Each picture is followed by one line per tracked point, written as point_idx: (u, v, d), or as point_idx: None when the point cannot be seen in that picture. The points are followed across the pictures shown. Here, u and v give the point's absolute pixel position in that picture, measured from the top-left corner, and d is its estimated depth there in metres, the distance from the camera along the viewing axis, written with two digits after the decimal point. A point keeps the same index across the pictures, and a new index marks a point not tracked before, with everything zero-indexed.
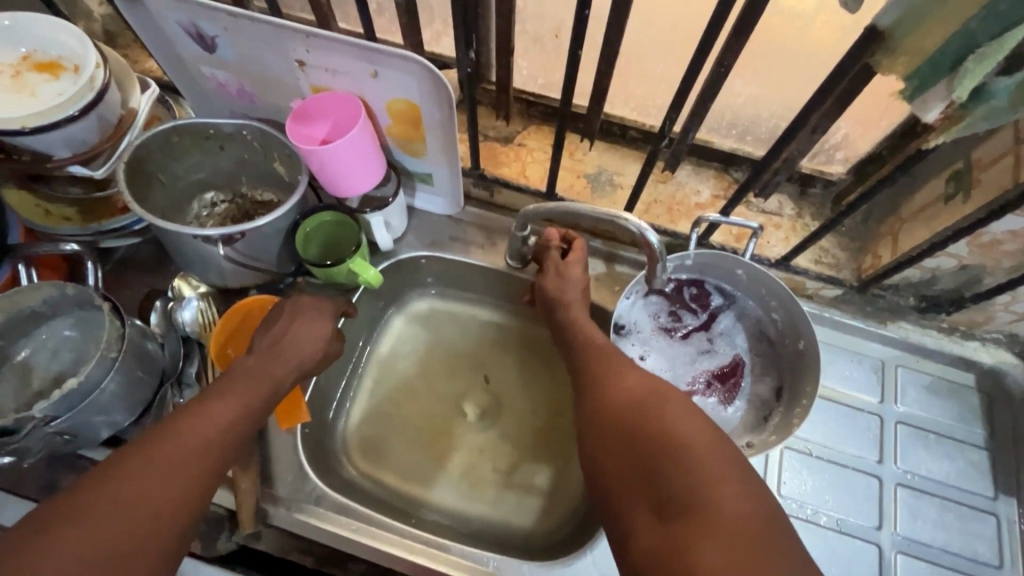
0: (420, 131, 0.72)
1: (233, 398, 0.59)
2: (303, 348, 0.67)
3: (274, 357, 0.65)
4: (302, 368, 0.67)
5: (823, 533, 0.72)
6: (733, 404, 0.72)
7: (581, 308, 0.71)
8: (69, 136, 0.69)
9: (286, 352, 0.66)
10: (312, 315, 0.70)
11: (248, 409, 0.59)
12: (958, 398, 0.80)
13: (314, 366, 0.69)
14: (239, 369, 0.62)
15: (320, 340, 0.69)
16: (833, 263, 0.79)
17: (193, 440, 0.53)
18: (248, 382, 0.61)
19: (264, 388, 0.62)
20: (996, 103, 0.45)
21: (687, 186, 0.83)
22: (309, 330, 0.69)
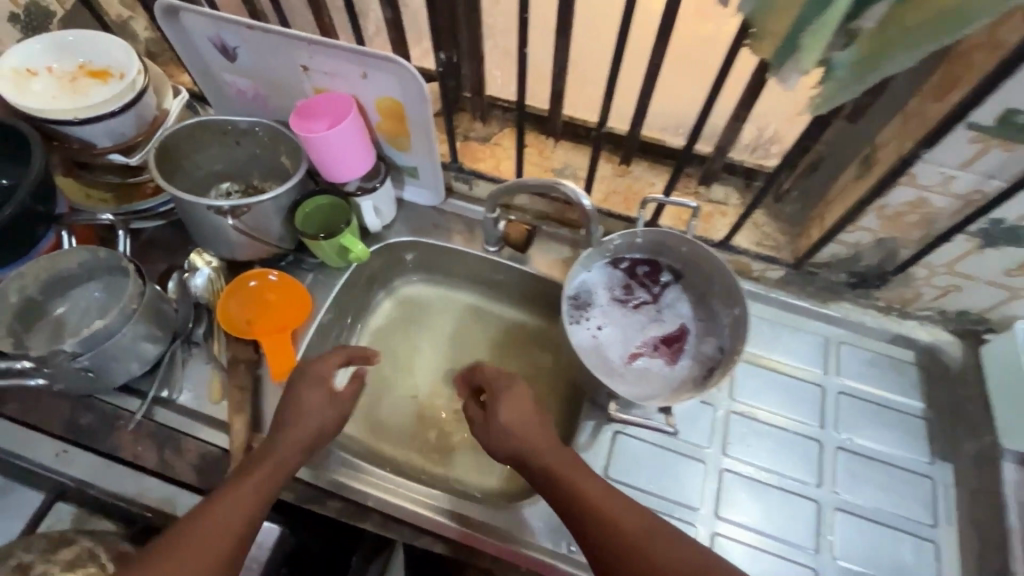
0: (404, 126, 0.84)
1: (251, 490, 0.63)
2: (312, 420, 0.70)
3: (294, 440, 0.68)
4: (314, 441, 0.70)
5: (764, 488, 0.77)
6: (678, 366, 0.78)
7: (539, 426, 0.71)
8: (111, 129, 0.82)
9: (295, 427, 0.69)
10: (324, 384, 0.72)
11: (264, 498, 0.63)
12: (897, 372, 0.86)
13: (334, 427, 0.72)
14: (261, 460, 0.65)
15: (328, 409, 0.72)
16: (774, 246, 0.87)
17: (214, 531, 0.58)
18: (266, 472, 0.64)
19: (281, 478, 0.65)
20: (839, 74, 0.51)
21: (643, 178, 0.92)
22: (326, 397, 0.72)
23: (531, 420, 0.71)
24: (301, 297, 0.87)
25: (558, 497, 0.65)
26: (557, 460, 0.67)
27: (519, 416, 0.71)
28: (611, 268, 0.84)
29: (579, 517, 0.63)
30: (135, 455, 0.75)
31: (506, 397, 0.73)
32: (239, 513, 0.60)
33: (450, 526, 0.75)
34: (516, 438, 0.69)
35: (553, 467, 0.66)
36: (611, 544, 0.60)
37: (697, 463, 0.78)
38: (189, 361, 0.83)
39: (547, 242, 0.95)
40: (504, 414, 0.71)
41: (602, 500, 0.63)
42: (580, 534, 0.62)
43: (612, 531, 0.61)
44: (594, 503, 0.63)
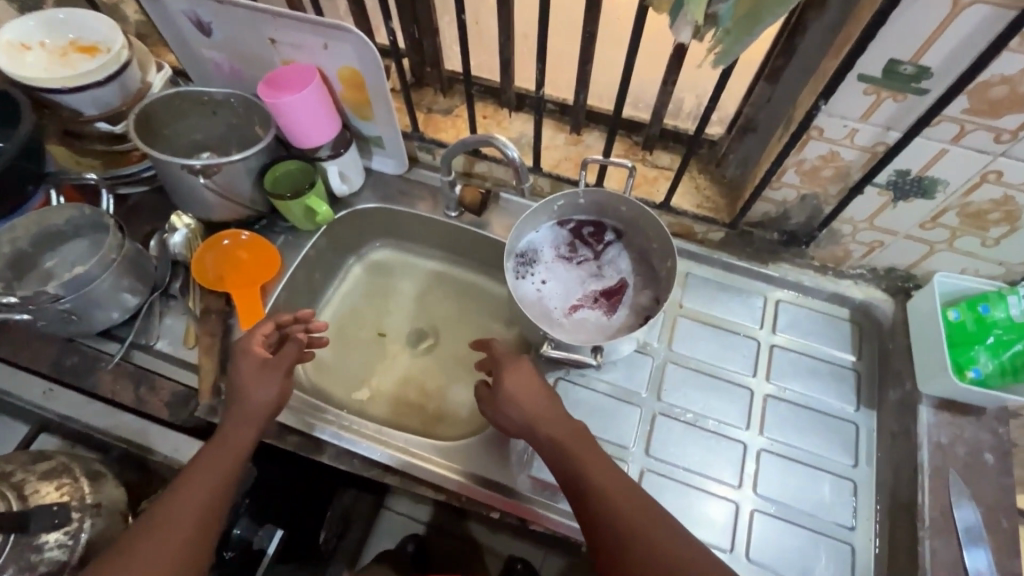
0: (365, 94, 0.90)
1: (205, 470, 0.67)
2: (258, 394, 0.73)
3: (238, 417, 0.71)
4: (264, 413, 0.73)
5: (695, 431, 0.82)
6: (615, 316, 0.84)
7: (546, 401, 0.73)
8: (98, 98, 0.90)
9: (244, 402, 0.72)
10: (254, 356, 0.74)
11: (224, 478, 0.67)
12: (831, 328, 0.90)
13: (275, 395, 0.74)
14: (215, 439, 0.70)
15: (274, 382, 0.74)
16: (713, 208, 0.91)
17: (179, 509, 0.64)
18: (216, 453, 0.68)
19: (236, 450, 0.69)
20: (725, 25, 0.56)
21: (593, 146, 0.97)
22: (261, 367, 0.74)
23: (539, 397, 0.73)
24: (270, 255, 0.94)
25: (567, 473, 0.68)
26: (569, 441, 0.69)
27: (529, 392, 0.74)
28: (557, 227, 0.90)
29: (586, 496, 0.65)
30: (112, 393, 0.82)
31: (513, 376, 0.75)
32: (206, 485, 0.66)
33: (396, 458, 0.82)
34: (527, 412, 0.72)
35: (567, 449, 0.69)
36: (613, 528, 0.62)
37: (632, 407, 0.84)
38: (167, 312, 0.90)
39: (505, 207, 1.00)
40: (513, 390, 0.74)
41: (609, 485, 0.65)
42: (585, 514, 0.65)
43: (616, 520, 0.63)
44: (601, 485, 0.65)
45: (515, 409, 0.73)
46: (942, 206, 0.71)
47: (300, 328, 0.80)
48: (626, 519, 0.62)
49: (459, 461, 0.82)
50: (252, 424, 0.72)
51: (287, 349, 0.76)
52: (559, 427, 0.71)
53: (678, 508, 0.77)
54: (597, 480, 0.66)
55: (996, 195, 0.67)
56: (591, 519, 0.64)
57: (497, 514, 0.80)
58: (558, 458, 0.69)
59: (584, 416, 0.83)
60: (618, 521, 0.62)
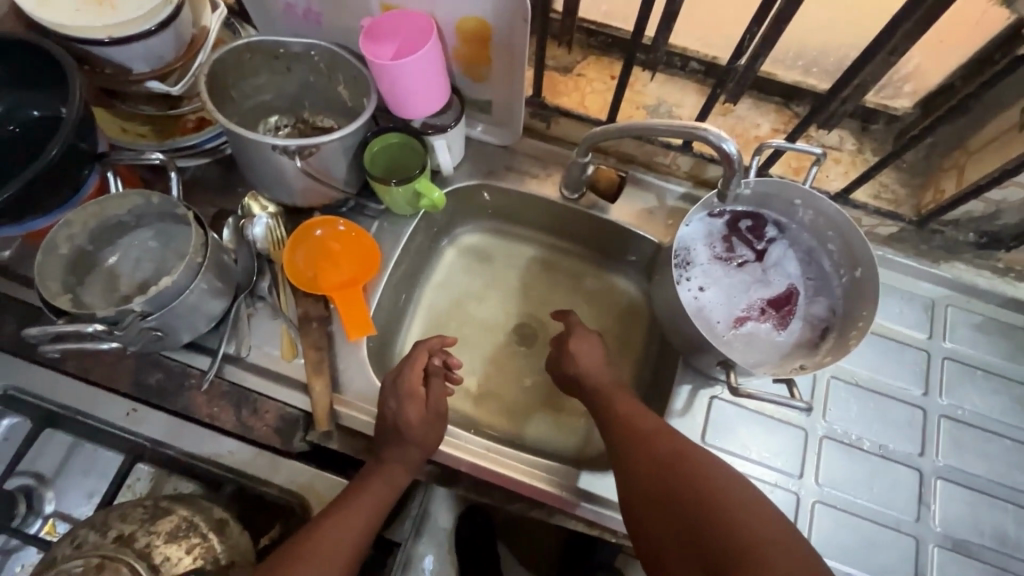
0: (488, 52, 0.73)
1: (366, 503, 0.64)
2: (417, 432, 0.68)
3: (398, 456, 0.68)
4: (421, 454, 0.69)
5: (866, 456, 0.74)
6: (787, 330, 0.73)
7: (593, 351, 0.75)
8: (149, 50, 0.72)
9: (400, 438, 0.68)
10: (415, 393, 0.70)
11: (377, 514, 0.64)
12: (1009, 337, 0.80)
13: (434, 438, 0.70)
14: (372, 474, 0.67)
15: (435, 421, 0.70)
16: (893, 199, 0.80)
17: (336, 537, 0.60)
18: (377, 490, 0.65)
19: (391, 490, 0.67)
20: None
21: (747, 118, 0.82)
22: (423, 407, 0.69)
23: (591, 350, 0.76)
24: (369, 246, 0.79)
25: (608, 422, 0.69)
26: (616, 393, 0.71)
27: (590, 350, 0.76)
28: (711, 219, 0.77)
29: (622, 436, 0.66)
30: (211, 415, 0.71)
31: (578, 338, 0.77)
32: (364, 513, 0.63)
33: (546, 492, 0.71)
34: (589, 374, 0.74)
35: (613, 401, 0.70)
36: (648, 459, 0.62)
37: (797, 430, 0.75)
38: (255, 315, 0.77)
39: (635, 189, 0.86)
40: (578, 349, 0.76)
41: (648, 422, 0.66)
42: (620, 451, 0.65)
43: (643, 452, 0.63)
44: (641, 423, 0.66)
45: (574, 368, 0.75)
46: None
47: (439, 357, 0.74)
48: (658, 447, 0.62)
49: (593, 485, 0.71)
50: (409, 466, 0.68)
51: (434, 384, 0.71)
52: (606, 382, 0.73)
53: (855, 544, 0.71)
54: (639, 421, 0.66)
55: None
56: (624, 459, 0.63)
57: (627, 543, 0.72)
58: (603, 410, 0.70)
59: (744, 439, 0.74)
60: (651, 450, 0.62)
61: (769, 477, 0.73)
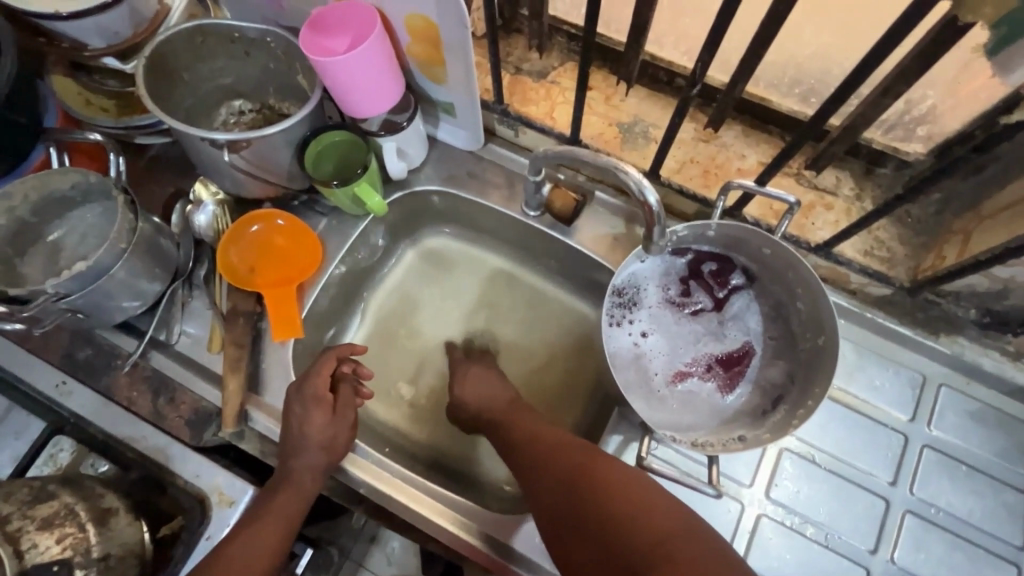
0: (440, 54, 0.67)
1: (271, 519, 0.60)
2: (321, 440, 0.64)
3: (309, 468, 0.63)
4: (330, 461, 0.65)
5: (807, 545, 0.66)
6: (733, 393, 0.66)
7: (492, 383, 0.75)
8: (102, 26, 0.70)
9: (303, 451, 0.64)
10: (321, 401, 0.65)
11: (288, 528, 0.61)
12: (1007, 432, 0.69)
13: (344, 445, 0.66)
14: (279, 487, 0.62)
15: (341, 427, 0.66)
16: (887, 257, 0.69)
17: (237, 558, 0.57)
18: (283, 504, 0.61)
19: (300, 503, 0.62)
20: None
21: (732, 148, 0.72)
22: (330, 414, 0.66)
23: (484, 382, 0.75)
24: (311, 245, 0.77)
25: (513, 447, 0.66)
26: (514, 416, 0.69)
27: (485, 385, 0.75)
28: (672, 258, 0.68)
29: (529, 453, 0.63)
30: (129, 400, 0.71)
31: (470, 374, 0.77)
32: (266, 534, 0.59)
33: (454, 534, 0.66)
34: (484, 407, 0.73)
35: (516, 428, 0.68)
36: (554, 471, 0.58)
37: (734, 502, 0.68)
38: (191, 303, 0.77)
39: (599, 213, 0.79)
40: (472, 380, 0.76)
41: (561, 442, 0.61)
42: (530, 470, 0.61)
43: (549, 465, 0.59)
44: (551, 444, 0.61)
45: (469, 405, 0.75)
46: None
47: (348, 364, 0.70)
48: (571, 465, 0.57)
49: (509, 537, 0.65)
50: (320, 475, 0.65)
51: (344, 392, 0.68)
52: (501, 407, 0.72)
53: None
54: (549, 440, 0.62)
55: None
56: (532, 476, 0.60)
57: None
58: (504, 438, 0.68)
59: None
60: (562, 470, 0.58)
61: None
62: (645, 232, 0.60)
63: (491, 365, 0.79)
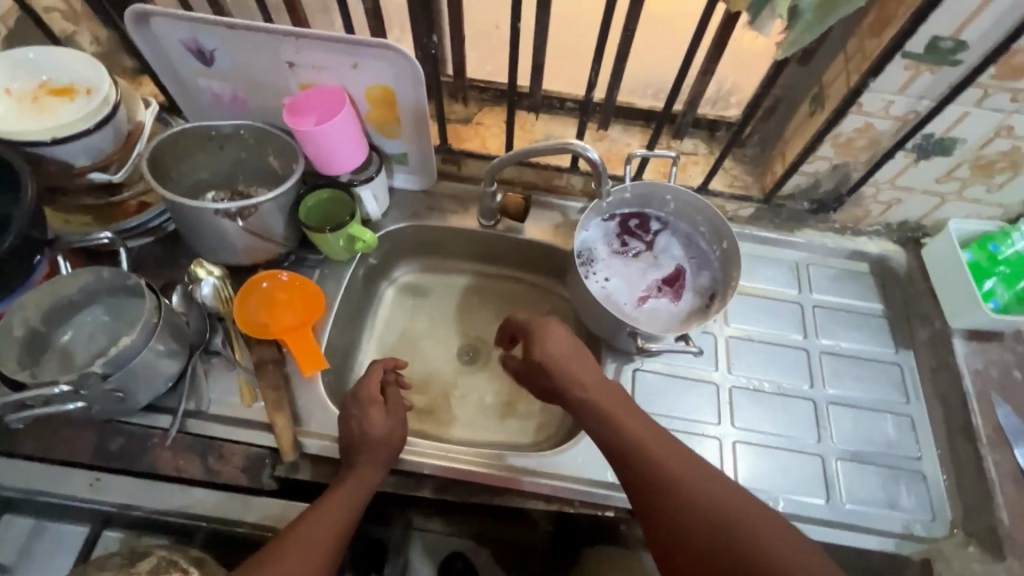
0: (396, 113, 0.86)
1: (343, 499, 0.67)
2: (382, 434, 0.72)
3: (371, 456, 0.71)
4: (390, 451, 0.73)
5: (769, 398, 0.87)
6: (682, 301, 0.87)
7: (563, 345, 0.76)
8: (90, 145, 0.80)
9: (366, 442, 0.72)
10: (376, 401, 0.74)
11: (355, 513, 0.67)
12: (858, 282, 0.98)
13: (400, 438, 0.74)
14: (348, 476, 0.70)
15: (394, 424, 0.74)
16: (743, 186, 0.97)
17: (316, 531, 0.63)
18: (352, 489, 0.68)
19: (367, 488, 0.69)
20: (807, 19, 0.63)
21: (620, 140, 0.99)
22: (386, 410, 0.74)
23: (572, 354, 0.75)
24: (314, 290, 0.87)
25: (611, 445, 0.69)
26: (607, 406, 0.71)
27: (562, 350, 0.75)
28: (606, 222, 0.91)
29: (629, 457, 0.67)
30: (178, 469, 0.74)
31: (545, 339, 0.76)
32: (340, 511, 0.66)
33: (509, 478, 0.77)
34: (570, 373, 0.73)
35: (603, 408, 0.71)
36: (660, 484, 0.65)
37: (709, 386, 0.87)
38: (211, 371, 0.82)
39: (540, 210, 1.00)
40: (553, 356, 0.75)
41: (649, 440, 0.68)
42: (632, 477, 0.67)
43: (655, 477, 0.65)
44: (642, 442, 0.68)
45: (547, 366, 0.75)
46: (957, 161, 0.81)
47: (391, 373, 0.80)
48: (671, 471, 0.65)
49: (556, 465, 0.78)
50: (381, 464, 0.71)
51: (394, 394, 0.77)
52: (594, 388, 0.73)
53: (780, 471, 0.82)
54: (646, 444, 0.68)
55: (1005, 147, 0.77)
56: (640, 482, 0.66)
57: (611, 511, 0.78)
58: (597, 421, 0.71)
59: (668, 401, 0.86)
60: (671, 482, 0.65)
61: (695, 429, 0.84)
62: (595, 183, 0.82)
63: (554, 333, 0.77)
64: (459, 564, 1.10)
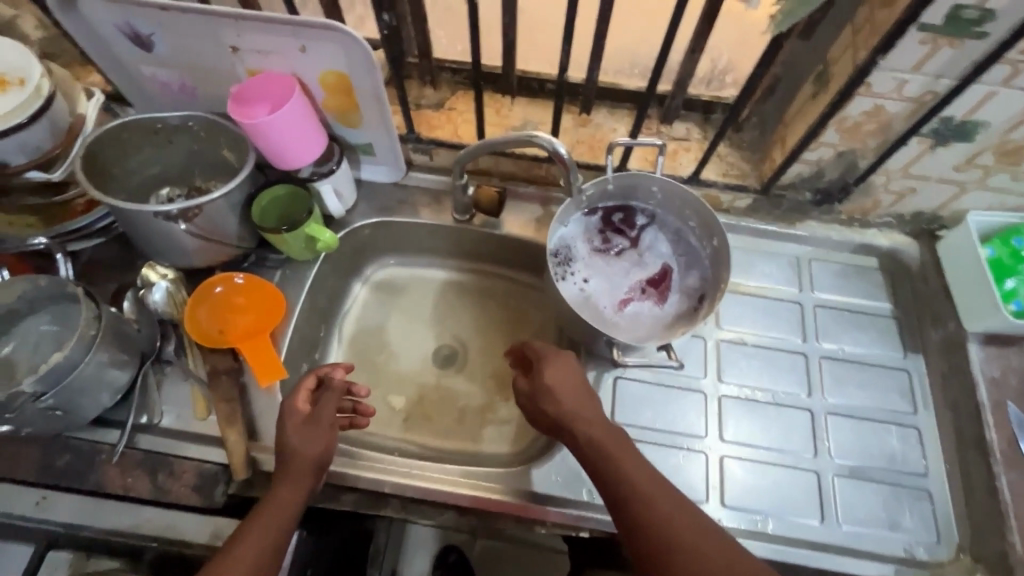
0: (354, 100, 0.79)
1: (265, 523, 0.61)
2: (303, 448, 0.64)
3: (289, 477, 0.63)
4: (314, 465, 0.65)
5: (763, 408, 0.81)
6: (667, 304, 0.80)
7: (571, 378, 0.70)
8: (24, 142, 0.74)
9: (287, 456, 0.64)
10: (297, 411, 0.67)
11: (280, 536, 0.61)
12: (865, 278, 0.90)
13: (327, 449, 0.66)
14: (265, 501, 0.62)
15: (317, 436, 0.66)
16: (739, 174, 0.89)
17: (231, 563, 0.57)
18: (268, 517, 0.61)
19: (291, 508, 0.62)
20: None
21: (604, 125, 0.90)
22: (303, 424, 0.66)
23: (580, 391, 0.69)
24: (272, 293, 0.82)
25: (617, 493, 0.62)
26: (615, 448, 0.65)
27: (567, 382, 0.70)
28: (586, 217, 0.83)
29: (638, 508, 0.60)
30: (126, 487, 0.70)
31: (552, 372, 0.71)
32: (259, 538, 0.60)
33: (474, 496, 0.72)
34: (572, 411, 0.68)
35: (613, 456, 0.64)
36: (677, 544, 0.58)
37: (698, 394, 0.81)
38: (164, 380, 0.78)
39: (518, 203, 0.93)
40: (561, 389, 0.69)
41: (662, 496, 0.61)
42: (640, 529, 0.60)
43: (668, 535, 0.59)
44: (654, 498, 0.61)
45: (554, 401, 0.69)
46: (979, 147, 0.72)
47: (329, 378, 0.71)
48: (679, 536, 0.58)
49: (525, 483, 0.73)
50: (303, 485, 0.64)
51: (326, 400, 0.68)
52: (603, 433, 0.66)
53: (773, 488, 0.76)
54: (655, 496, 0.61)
55: None
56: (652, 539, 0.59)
57: (587, 532, 0.72)
58: (602, 466, 0.64)
59: (651, 411, 0.80)
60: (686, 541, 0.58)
61: (680, 443, 0.78)
62: (563, 180, 0.74)
63: (561, 363, 0.72)
64: (452, 558, 1.06)
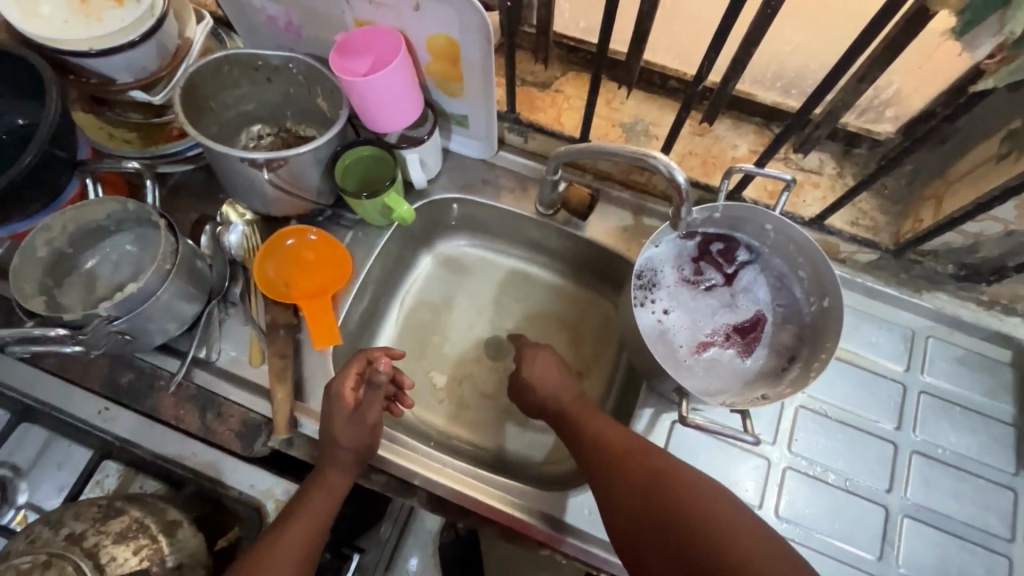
0: (459, 69, 0.73)
1: (314, 509, 0.63)
2: (349, 440, 0.67)
3: (336, 464, 0.66)
4: (357, 455, 0.67)
5: (829, 490, 0.72)
6: (751, 357, 0.73)
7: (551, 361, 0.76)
8: (131, 62, 0.74)
9: (335, 445, 0.67)
10: (345, 404, 0.68)
11: (326, 521, 0.64)
12: (991, 373, 0.77)
13: (369, 442, 0.68)
14: (313, 486, 0.65)
15: (362, 430, 0.67)
16: (871, 226, 0.78)
17: (289, 541, 0.61)
18: (317, 502, 0.64)
19: (337, 495, 0.66)
20: None
21: (725, 139, 0.80)
22: (353, 417, 0.67)
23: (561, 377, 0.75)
24: (341, 256, 0.80)
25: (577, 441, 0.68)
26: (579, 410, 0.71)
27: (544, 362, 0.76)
28: (682, 241, 0.75)
29: (588, 444, 0.66)
30: (177, 418, 0.73)
31: (538, 364, 0.75)
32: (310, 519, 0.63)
33: (503, 512, 0.70)
34: (547, 387, 0.74)
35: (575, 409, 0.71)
36: (620, 468, 0.62)
37: (760, 459, 0.74)
38: (227, 321, 0.79)
39: (608, 206, 0.85)
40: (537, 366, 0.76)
41: (616, 438, 0.65)
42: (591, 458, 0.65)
43: (610, 459, 0.64)
44: (609, 441, 0.65)
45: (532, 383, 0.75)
46: None
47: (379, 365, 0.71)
48: (616, 452, 0.64)
49: (561, 512, 0.70)
50: (348, 473, 0.68)
51: (372, 398, 0.69)
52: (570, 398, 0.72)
53: None
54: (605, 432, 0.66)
55: None
56: (599, 473, 0.63)
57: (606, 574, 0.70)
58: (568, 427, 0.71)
59: (704, 466, 0.73)
60: (624, 464, 0.62)
61: None
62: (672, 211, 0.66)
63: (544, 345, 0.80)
64: None
